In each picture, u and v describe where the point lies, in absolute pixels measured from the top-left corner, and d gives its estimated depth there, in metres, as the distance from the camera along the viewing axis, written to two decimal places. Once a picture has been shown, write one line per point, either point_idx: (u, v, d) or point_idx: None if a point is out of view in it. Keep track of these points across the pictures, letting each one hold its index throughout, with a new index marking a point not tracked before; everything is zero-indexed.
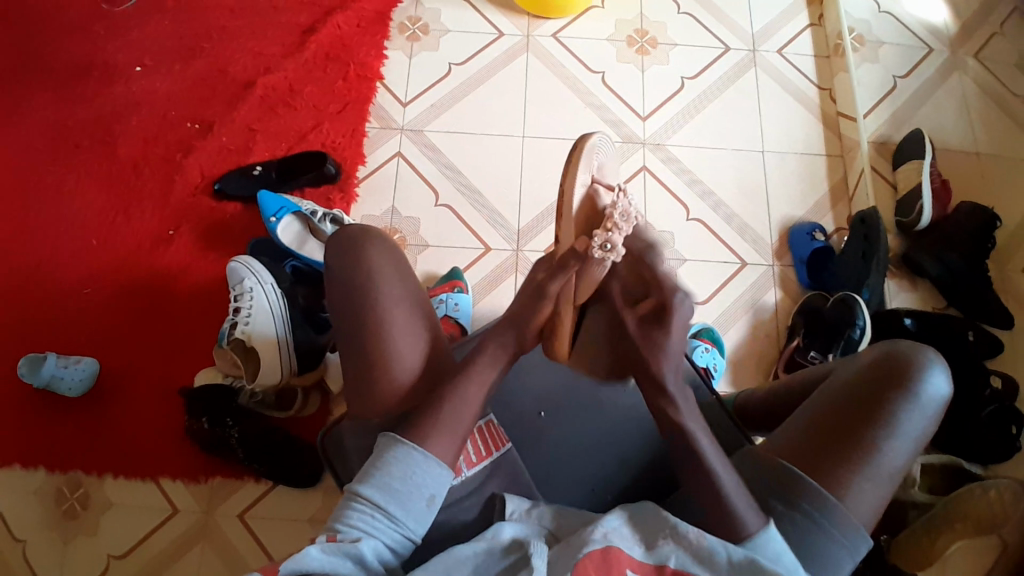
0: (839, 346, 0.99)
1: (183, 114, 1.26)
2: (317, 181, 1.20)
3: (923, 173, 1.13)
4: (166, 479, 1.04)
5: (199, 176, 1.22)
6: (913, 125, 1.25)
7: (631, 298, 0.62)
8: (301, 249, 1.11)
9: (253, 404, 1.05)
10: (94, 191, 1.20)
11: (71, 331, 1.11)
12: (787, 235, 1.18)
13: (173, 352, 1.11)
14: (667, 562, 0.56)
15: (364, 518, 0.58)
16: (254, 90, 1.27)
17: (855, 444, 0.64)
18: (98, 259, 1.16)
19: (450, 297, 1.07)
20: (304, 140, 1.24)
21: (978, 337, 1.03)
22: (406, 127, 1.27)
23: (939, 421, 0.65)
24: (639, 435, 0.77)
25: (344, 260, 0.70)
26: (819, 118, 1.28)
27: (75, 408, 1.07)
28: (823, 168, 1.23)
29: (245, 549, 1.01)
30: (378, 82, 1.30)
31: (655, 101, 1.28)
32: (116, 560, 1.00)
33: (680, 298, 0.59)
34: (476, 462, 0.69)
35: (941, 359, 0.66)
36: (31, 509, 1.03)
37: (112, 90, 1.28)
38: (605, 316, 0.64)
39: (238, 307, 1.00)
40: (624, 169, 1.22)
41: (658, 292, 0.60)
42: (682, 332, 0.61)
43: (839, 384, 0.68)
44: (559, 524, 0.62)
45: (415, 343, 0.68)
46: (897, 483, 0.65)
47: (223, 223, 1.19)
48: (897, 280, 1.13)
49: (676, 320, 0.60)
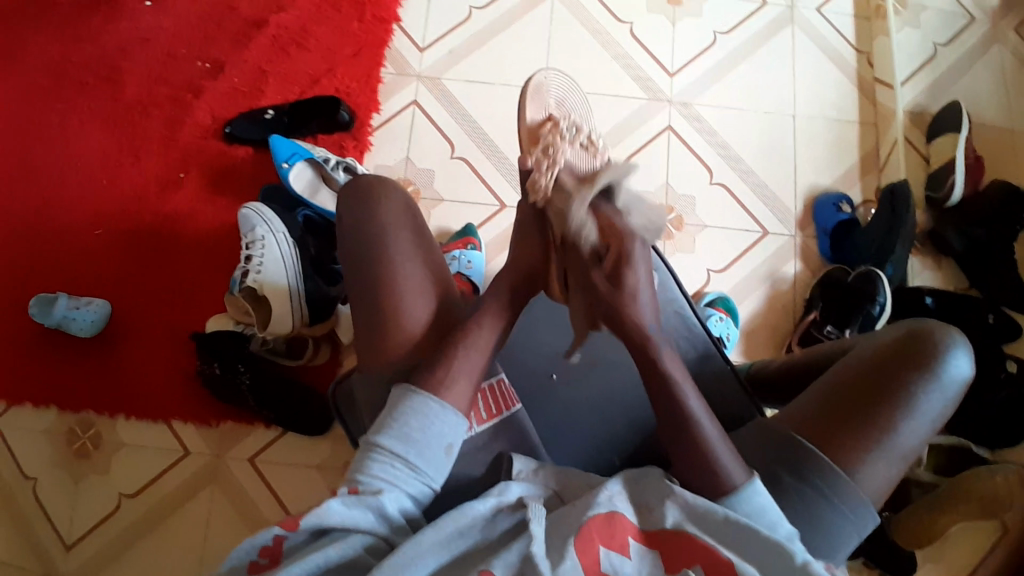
0: (857, 321, 0.97)
1: (193, 53, 1.21)
2: (329, 127, 1.16)
3: (958, 146, 1.10)
4: (176, 423, 1.06)
5: (209, 118, 1.18)
6: (950, 96, 1.20)
7: (596, 256, 0.63)
8: (313, 198, 1.08)
9: (265, 351, 1.04)
10: (100, 131, 1.17)
11: (80, 273, 1.10)
12: (811, 206, 1.15)
13: (182, 298, 1.10)
14: (667, 524, 0.56)
15: (385, 467, 0.58)
16: (266, 29, 1.22)
17: (874, 422, 0.62)
18: (105, 200, 1.14)
19: (463, 254, 1.05)
20: (316, 84, 1.20)
21: (997, 319, 1.02)
22: (422, 74, 1.22)
23: (957, 403, 0.63)
24: (693, 359, 0.77)
25: (358, 213, 0.69)
26: (854, 83, 1.22)
27: (87, 350, 1.07)
28: (855, 136, 1.19)
29: (257, 494, 1.03)
30: (394, 25, 1.24)
31: (685, 57, 1.23)
32: (126, 499, 1.02)
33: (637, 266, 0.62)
34: (486, 419, 0.69)
35: (966, 340, 0.65)
36: (45, 449, 1.05)
37: (121, 25, 1.23)
38: (582, 283, 0.65)
39: (250, 255, 0.99)
40: (647, 129, 1.18)
41: (616, 247, 0.61)
42: (646, 285, 0.63)
43: (862, 359, 0.66)
44: (565, 486, 0.63)
45: (430, 306, 0.67)
46: (911, 461, 0.64)
47: (233, 169, 1.16)
48: (920, 256, 1.12)
49: (637, 263, 0.61)
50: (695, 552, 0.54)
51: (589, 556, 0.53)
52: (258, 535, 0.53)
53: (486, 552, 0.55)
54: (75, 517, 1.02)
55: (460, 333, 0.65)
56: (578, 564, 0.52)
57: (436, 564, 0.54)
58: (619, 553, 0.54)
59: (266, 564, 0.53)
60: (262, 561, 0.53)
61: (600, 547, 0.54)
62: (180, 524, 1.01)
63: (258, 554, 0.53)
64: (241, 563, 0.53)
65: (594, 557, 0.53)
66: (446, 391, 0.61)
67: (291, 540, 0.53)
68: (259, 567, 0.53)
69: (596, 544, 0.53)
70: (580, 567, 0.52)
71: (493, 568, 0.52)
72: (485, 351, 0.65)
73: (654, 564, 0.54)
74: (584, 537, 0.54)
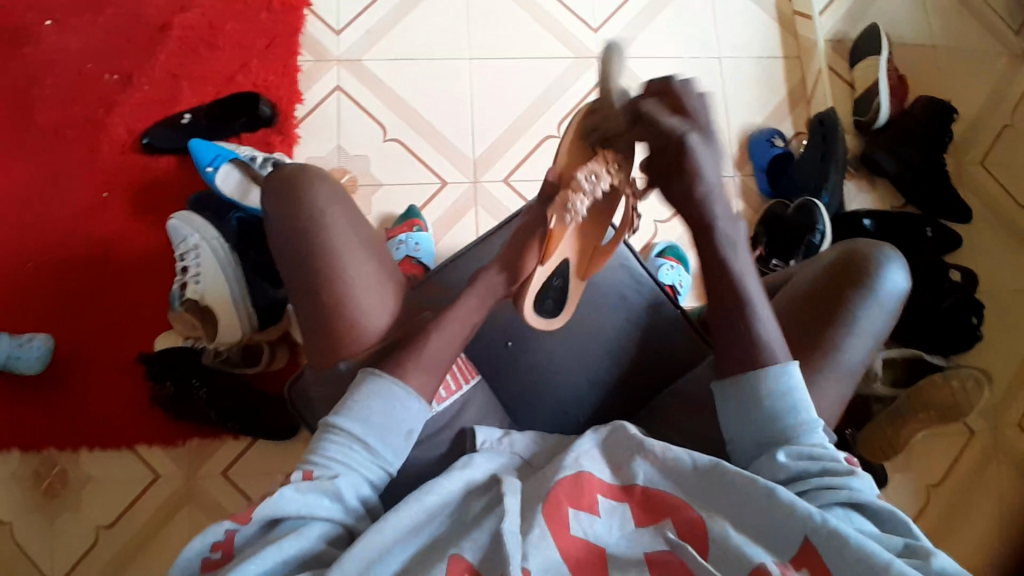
0: (799, 251, 1.00)
1: (100, 66, 1.16)
2: (252, 125, 1.13)
3: (879, 70, 1.11)
4: (142, 447, 1.03)
5: (126, 133, 1.14)
6: (869, 20, 1.22)
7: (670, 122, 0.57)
8: (243, 199, 1.04)
9: (219, 362, 1.01)
10: (17, 161, 1.12)
11: (16, 311, 1.06)
12: (746, 142, 1.15)
13: (128, 322, 1.07)
14: (637, 479, 0.57)
15: (342, 450, 0.57)
16: (172, 32, 1.17)
17: (813, 343, 0.64)
18: (33, 231, 1.09)
19: (410, 237, 1.03)
20: (232, 82, 1.16)
21: (936, 232, 1.06)
22: (342, 58, 1.19)
23: (895, 317, 0.65)
24: (645, 308, 0.78)
25: (287, 197, 0.66)
26: (775, 17, 1.23)
27: (35, 389, 1.03)
28: (781, 71, 1.20)
29: (233, 504, 1.01)
30: (305, 10, 1.20)
31: (606, 11, 1.22)
32: (105, 531, 1.00)
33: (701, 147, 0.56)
34: (447, 398, 0.67)
35: (898, 255, 0.66)
36: (8, 495, 1.01)
37: (20, 48, 1.16)
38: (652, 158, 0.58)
39: (185, 267, 0.96)
40: (578, 90, 1.19)
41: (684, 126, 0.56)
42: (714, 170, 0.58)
43: (799, 287, 0.68)
44: (532, 454, 0.64)
45: (387, 310, 0.66)
46: (859, 377, 0.65)
47: (161, 182, 1.12)
48: (856, 180, 1.13)
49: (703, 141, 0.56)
50: (663, 509, 0.55)
51: (559, 523, 0.52)
52: (209, 531, 0.52)
53: (459, 530, 0.54)
54: (54, 557, 0.99)
55: (431, 323, 0.64)
56: (546, 531, 0.52)
57: (404, 555, 0.53)
58: (588, 513, 0.54)
59: (220, 558, 0.52)
60: (215, 557, 0.52)
61: (568, 509, 0.54)
62: (163, 548, 0.99)
63: (211, 549, 0.52)
64: (196, 556, 0.51)
65: (563, 521, 0.53)
66: (411, 377, 0.61)
67: (243, 532, 0.52)
68: (213, 563, 0.51)
69: (564, 508, 0.53)
70: (548, 533, 0.51)
71: (464, 553, 0.51)
72: (453, 343, 0.64)
73: (625, 518, 0.55)
74: (551, 503, 0.54)
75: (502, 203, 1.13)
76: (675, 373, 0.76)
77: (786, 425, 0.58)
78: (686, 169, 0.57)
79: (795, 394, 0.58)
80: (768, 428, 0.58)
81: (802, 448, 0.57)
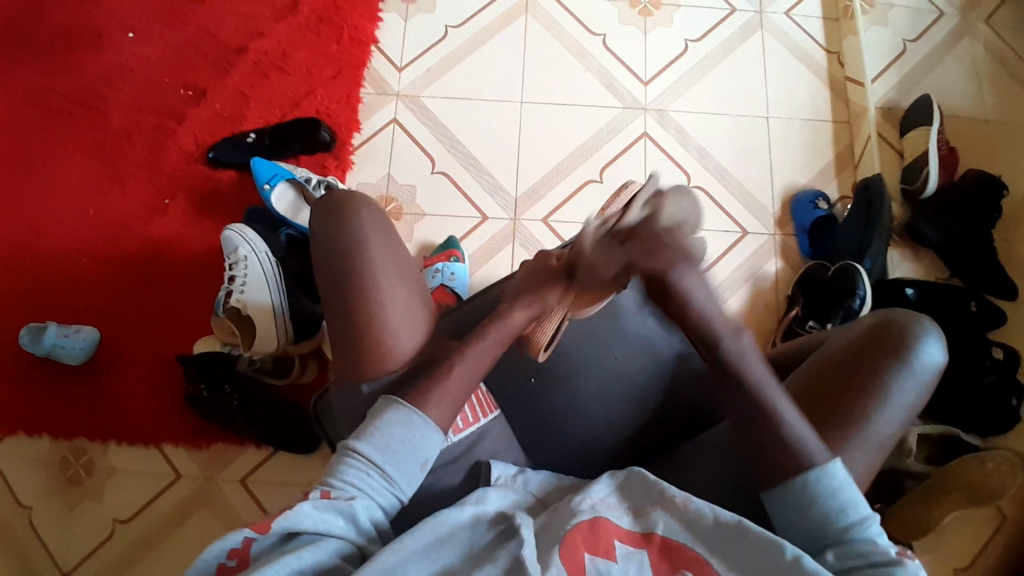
0: (838, 316, 0.98)
1: (175, 81, 1.24)
2: (310, 148, 1.18)
3: (930, 139, 1.11)
4: (168, 446, 1.06)
5: (193, 145, 1.20)
6: (922, 90, 1.22)
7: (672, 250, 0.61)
8: (295, 217, 1.10)
9: (251, 370, 1.05)
10: (88, 161, 1.19)
11: (69, 302, 1.11)
12: (789, 203, 1.16)
13: (169, 322, 1.11)
14: (656, 529, 0.56)
15: (359, 475, 0.58)
16: (246, 55, 1.25)
17: (843, 413, 0.62)
18: (94, 227, 1.16)
19: (446, 266, 1.06)
20: (297, 107, 1.22)
21: (980, 307, 1.04)
22: (401, 92, 1.25)
23: (930, 392, 0.63)
24: (672, 358, 0.77)
25: (334, 209, 0.69)
26: (826, 82, 1.24)
27: (76, 377, 1.08)
28: (829, 134, 1.21)
29: (246, 511, 1.03)
30: (372, 46, 1.27)
31: (658, 64, 1.26)
32: (120, 525, 1.02)
33: (685, 275, 0.60)
34: (464, 428, 0.67)
35: (938, 330, 0.64)
36: (38, 477, 1.04)
37: (104, 57, 1.25)
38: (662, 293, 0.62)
39: (233, 276, 1.00)
40: (623, 137, 1.21)
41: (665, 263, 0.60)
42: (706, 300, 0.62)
43: (834, 354, 0.66)
44: (546, 493, 0.64)
45: (412, 326, 0.67)
46: (889, 452, 0.63)
47: (217, 192, 1.18)
48: (900, 249, 1.12)
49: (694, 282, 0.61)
50: (682, 560, 0.54)
51: (575, 564, 0.52)
52: (228, 537, 0.51)
53: (469, 562, 0.54)
54: (70, 544, 1.01)
55: (462, 346, 0.66)
56: (564, 571, 0.51)
57: None
58: (604, 558, 0.53)
59: (235, 566, 0.51)
60: (230, 563, 0.52)
61: (585, 555, 0.53)
62: (173, 549, 1.00)
63: (228, 555, 0.52)
64: (212, 561, 0.51)
65: (580, 565, 0.52)
66: (431, 407, 0.62)
67: (261, 542, 0.52)
68: (227, 570, 0.51)
69: (581, 552, 0.53)
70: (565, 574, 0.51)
71: None
72: (477, 374, 0.65)
73: (643, 564, 0.53)
74: (569, 545, 0.53)
75: (540, 241, 1.15)
76: (693, 427, 0.76)
77: (835, 521, 0.56)
78: (674, 295, 0.61)
79: (844, 491, 0.57)
80: (819, 528, 0.57)
81: (852, 546, 0.55)
